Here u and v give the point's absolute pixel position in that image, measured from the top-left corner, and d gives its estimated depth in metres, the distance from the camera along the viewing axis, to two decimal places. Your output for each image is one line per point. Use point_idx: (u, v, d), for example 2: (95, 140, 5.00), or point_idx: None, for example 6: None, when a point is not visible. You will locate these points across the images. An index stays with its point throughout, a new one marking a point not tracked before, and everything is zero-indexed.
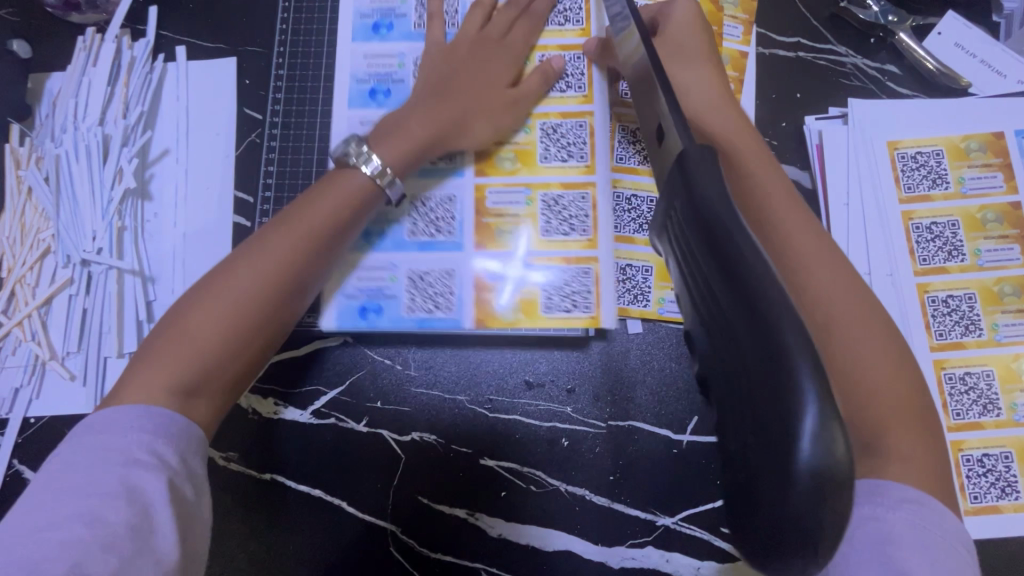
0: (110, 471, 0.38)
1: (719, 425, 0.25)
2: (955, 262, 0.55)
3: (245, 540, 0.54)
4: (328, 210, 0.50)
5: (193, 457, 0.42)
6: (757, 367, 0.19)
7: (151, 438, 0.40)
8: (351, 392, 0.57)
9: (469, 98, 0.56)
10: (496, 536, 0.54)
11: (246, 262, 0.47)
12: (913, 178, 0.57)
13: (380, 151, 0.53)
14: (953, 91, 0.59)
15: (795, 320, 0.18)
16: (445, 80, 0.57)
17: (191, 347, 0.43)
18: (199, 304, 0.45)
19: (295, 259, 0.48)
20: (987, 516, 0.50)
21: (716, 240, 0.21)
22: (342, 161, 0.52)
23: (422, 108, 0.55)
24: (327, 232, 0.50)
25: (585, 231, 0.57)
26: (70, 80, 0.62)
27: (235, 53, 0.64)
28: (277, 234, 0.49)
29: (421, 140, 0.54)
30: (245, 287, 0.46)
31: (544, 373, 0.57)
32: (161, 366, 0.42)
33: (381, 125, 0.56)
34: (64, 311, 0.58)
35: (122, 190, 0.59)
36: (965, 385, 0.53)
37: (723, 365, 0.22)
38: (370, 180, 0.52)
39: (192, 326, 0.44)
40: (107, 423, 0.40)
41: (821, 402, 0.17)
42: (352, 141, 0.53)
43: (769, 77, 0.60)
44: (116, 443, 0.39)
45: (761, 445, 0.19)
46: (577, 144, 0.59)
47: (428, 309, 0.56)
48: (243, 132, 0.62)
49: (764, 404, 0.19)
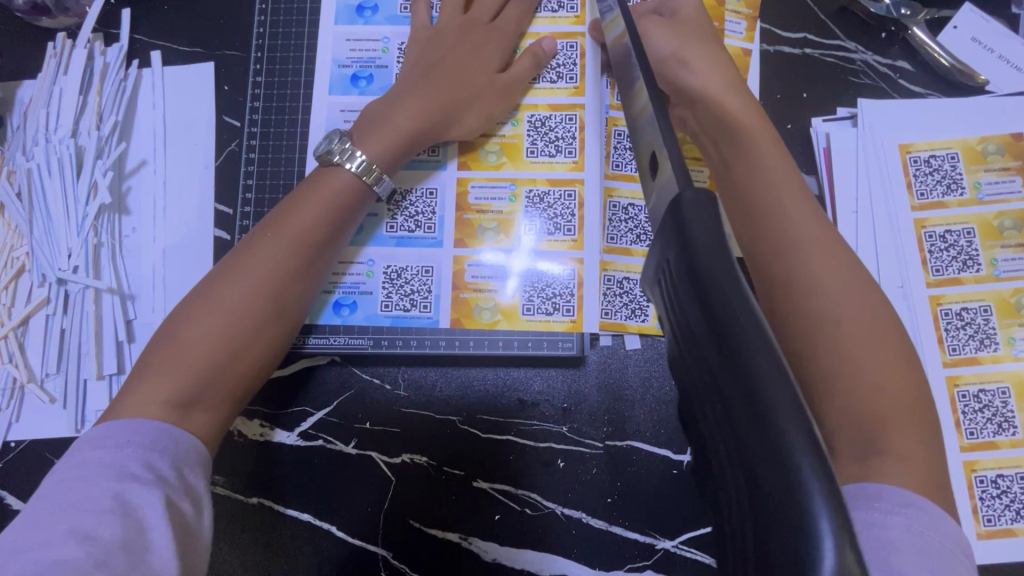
0: (104, 487, 0.35)
1: (714, 493, 0.23)
2: (970, 272, 0.53)
3: (233, 568, 0.53)
4: (318, 211, 0.48)
5: (191, 468, 0.39)
6: (767, 486, 0.17)
7: (147, 452, 0.37)
8: (339, 413, 0.55)
9: (457, 86, 0.54)
10: (490, 561, 0.53)
11: (235, 270, 0.45)
12: (926, 183, 0.54)
13: (363, 145, 0.51)
14: (969, 89, 0.56)
15: (801, 425, 0.15)
16: (431, 66, 0.54)
17: (183, 361, 0.41)
18: (191, 318, 0.43)
19: (286, 265, 0.46)
20: (1002, 540, 0.48)
21: (714, 315, 0.18)
22: (326, 161, 0.50)
23: (407, 92, 0.53)
24: (317, 234, 0.48)
25: (569, 230, 0.56)
26: (41, 89, 0.59)
27: (212, 57, 0.61)
28: (265, 239, 0.46)
29: (408, 133, 0.52)
30: (237, 296, 0.44)
31: (538, 392, 0.55)
32: (154, 384, 0.40)
33: (363, 116, 0.53)
34: (41, 332, 0.56)
35: (97, 206, 0.57)
36: (979, 403, 0.51)
37: (722, 454, 0.20)
38: (355, 177, 0.49)
39: (184, 340, 0.42)
40: (98, 440, 0.38)
41: (841, 552, 0.14)
42: (335, 135, 0.51)
43: (775, 76, 0.57)
44: (110, 458, 0.37)
45: (763, 571, 0.17)
46: (565, 138, 0.57)
47: (404, 308, 0.56)
48: (222, 141, 0.60)
49: (771, 527, 0.17)
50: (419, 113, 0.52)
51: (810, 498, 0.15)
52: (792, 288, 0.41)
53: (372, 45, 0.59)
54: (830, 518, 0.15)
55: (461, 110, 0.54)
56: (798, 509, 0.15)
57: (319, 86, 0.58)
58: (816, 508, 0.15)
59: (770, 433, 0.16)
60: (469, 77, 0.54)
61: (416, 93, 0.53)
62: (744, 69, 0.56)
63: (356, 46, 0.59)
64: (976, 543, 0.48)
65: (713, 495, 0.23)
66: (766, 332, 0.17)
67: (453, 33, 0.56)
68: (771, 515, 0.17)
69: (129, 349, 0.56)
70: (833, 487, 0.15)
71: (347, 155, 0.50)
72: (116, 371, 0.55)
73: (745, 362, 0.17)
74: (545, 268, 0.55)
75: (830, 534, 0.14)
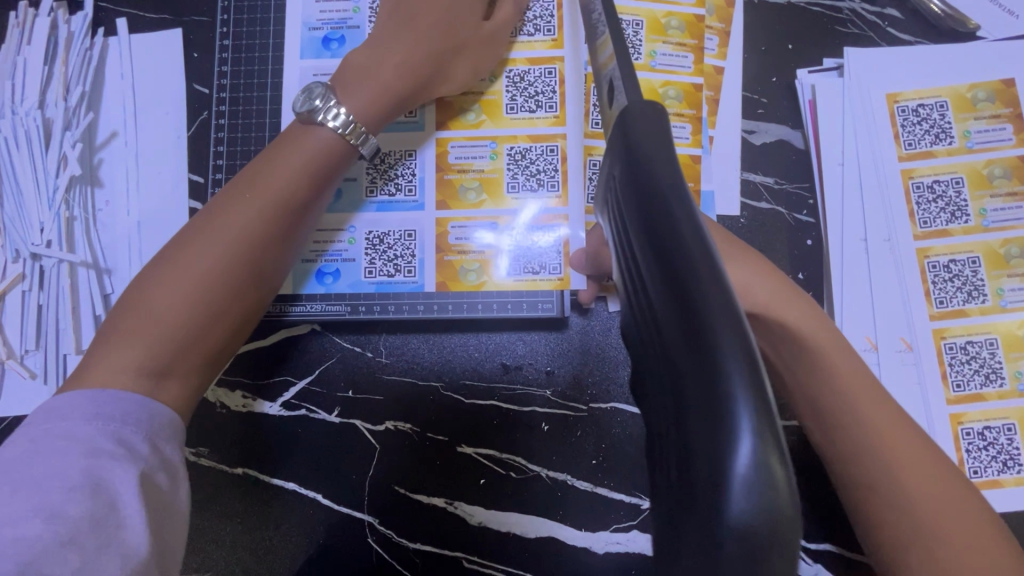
0: (73, 464, 0.34)
1: (653, 424, 0.23)
2: (958, 224, 0.52)
3: (220, 538, 0.53)
4: (295, 172, 0.46)
5: (165, 444, 0.38)
6: (690, 386, 0.16)
7: (118, 426, 0.36)
8: (322, 382, 0.55)
9: (440, 32, 0.50)
10: (477, 524, 0.53)
11: (207, 232, 0.43)
12: (914, 133, 0.53)
13: (348, 100, 0.48)
14: (959, 35, 0.54)
15: (732, 326, 0.15)
16: (411, 9, 0.51)
17: (155, 324, 0.40)
18: (162, 280, 0.41)
19: (261, 229, 0.44)
20: (988, 491, 0.48)
21: (652, 216, 0.17)
22: (307, 119, 0.47)
23: (388, 43, 0.50)
24: (295, 197, 0.46)
25: (553, 186, 0.55)
26: (4, 61, 0.57)
27: (180, 24, 0.59)
28: (239, 201, 0.44)
29: (393, 89, 0.49)
30: (209, 259, 0.42)
31: (522, 355, 0.54)
32: (126, 346, 0.39)
33: (342, 67, 0.50)
34: (17, 308, 0.55)
35: (68, 178, 0.55)
36: (966, 355, 0.50)
37: (656, 369, 0.20)
38: (339, 137, 0.47)
39: (154, 303, 0.41)
40: (70, 408, 0.36)
41: (758, 439, 0.14)
42: (317, 87, 0.48)
43: (759, 26, 0.55)
44: (76, 432, 0.35)
45: (692, 484, 0.17)
46: (545, 93, 0.55)
47: (388, 274, 0.55)
48: (194, 110, 0.58)
49: (694, 438, 0.16)
50: (404, 67, 0.49)
51: (734, 401, 0.14)
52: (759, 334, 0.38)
53: (341, 5, 0.57)
54: (749, 406, 0.14)
55: (450, 66, 0.52)
56: (721, 412, 0.15)
57: (290, 49, 0.57)
58: (737, 395, 0.14)
59: (696, 328, 0.15)
60: (455, 26, 0.51)
61: (398, 46, 0.50)
62: (726, 21, 0.55)
63: (326, 7, 0.57)
64: None
65: (649, 418, 0.24)
66: (700, 227, 0.17)
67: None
68: (693, 414, 0.16)
69: None
70: (759, 384, 0.15)
71: (330, 113, 0.47)
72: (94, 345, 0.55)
73: (678, 258, 0.16)
74: (537, 244, 0.54)
75: (748, 422, 0.14)
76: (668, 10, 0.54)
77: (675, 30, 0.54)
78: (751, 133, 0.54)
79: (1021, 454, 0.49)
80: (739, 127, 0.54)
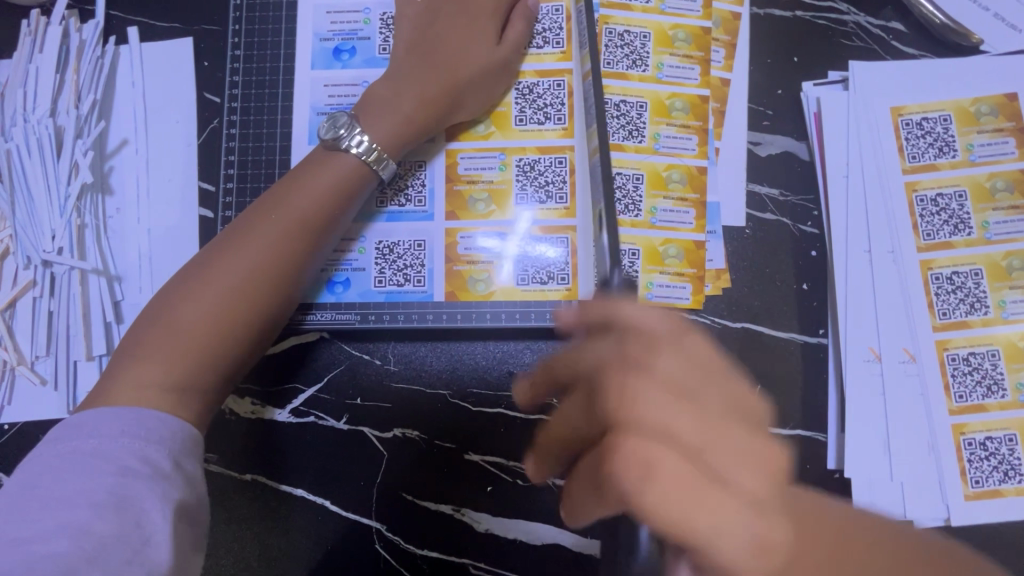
0: (101, 480, 0.34)
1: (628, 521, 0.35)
2: (962, 236, 0.52)
3: (229, 542, 0.53)
4: (321, 193, 0.47)
5: (187, 458, 0.38)
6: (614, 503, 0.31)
7: (144, 444, 0.37)
8: (330, 389, 0.55)
9: (461, 59, 0.52)
10: (483, 531, 0.53)
11: (231, 250, 0.44)
12: (917, 146, 0.53)
13: (369, 128, 0.49)
14: (961, 49, 0.55)
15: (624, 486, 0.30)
16: (431, 40, 0.53)
17: (177, 337, 0.41)
18: (185, 293, 0.42)
19: (285, 248, 0.45)
20: (989, 500, 0.49)
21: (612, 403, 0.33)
22: (331, 145, 0.49)
23: (407, 75, 0.51)
24: (320, 215, 0.46)
25: (562, 198, 0.55)
26: (17, 69, 0.57)
27: (191, 33, 0.59)
28: (266, 219, 0.45)
29: (414, 117, 0.50)
30: (233, 277, 0.43)
31: (528, 364, 0.55)
32: (149, 358, 0.40)
33: (366, 96, 0.51)
34: (29, 314, 0.55)
35: (79, 185, 0.56)
36: (969, 366, 0.51)
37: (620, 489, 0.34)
38: (359, 160, 0.48)
39: (180, 318, 0.41)
40: (96, 424, 0.37)
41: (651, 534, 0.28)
42: (340, 116, 0.49)
43: (764, 40, 0.56)
44: (105, 449, 0.35)
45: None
46: (554, 104, 0.56)
47: (397, 284, 0.55)
48: (204, 118, 0.59)
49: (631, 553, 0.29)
50: (425, 95, 0.51)
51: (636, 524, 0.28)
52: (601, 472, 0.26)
53: (353, 16, 0.57)
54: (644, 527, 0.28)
55: (465, 94, 0.53)
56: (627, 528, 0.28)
57: (300, 59, 0.57)
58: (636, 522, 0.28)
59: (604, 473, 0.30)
60: (470, 56, 0.52)
61: (417, 77, 0.51)
62: (732, 33, 0.55)
63: (338, 18, 0.57)
64: (965, 504, 0.50)
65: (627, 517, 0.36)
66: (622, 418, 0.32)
67: (451, 5, 0.54)
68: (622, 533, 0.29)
69: (118, 330, 0.56)
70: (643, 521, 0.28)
71: (354, 140, 0.48)
72: (105, 352, 0.55)
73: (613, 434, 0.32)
74: (541, 250, 0.54)
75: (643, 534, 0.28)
76: (675, 23, 0.55)
77: (681, 43, 0.55)
78: (756, 145, 0.55)
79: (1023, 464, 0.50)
80: (745, 139, 0.55)
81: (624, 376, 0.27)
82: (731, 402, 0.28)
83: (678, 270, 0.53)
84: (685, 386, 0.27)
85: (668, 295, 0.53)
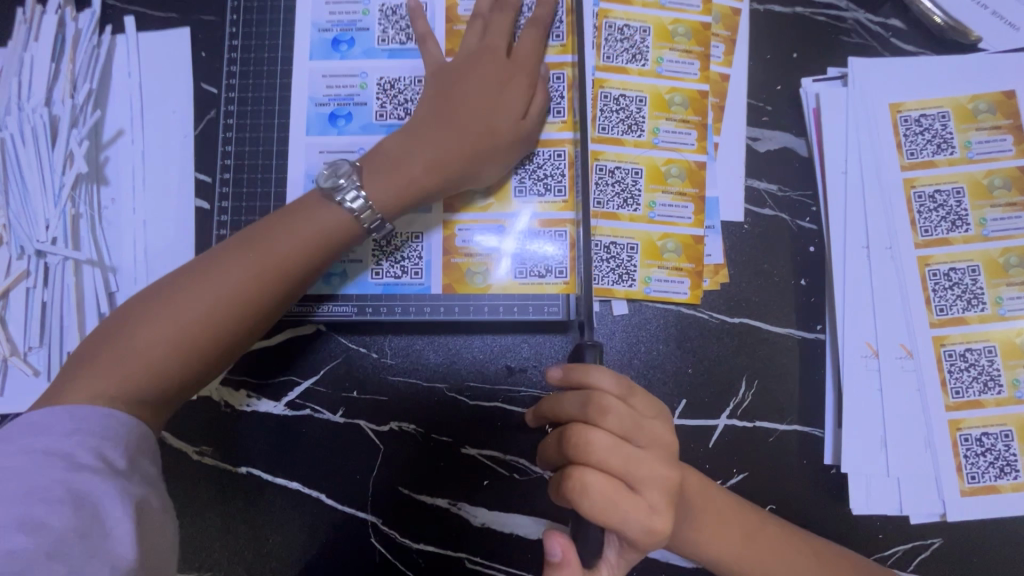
0: (53, 476, 0.33)
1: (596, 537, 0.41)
2: (959, 233, 0.52)
3: (222, 535, 0.53)
4: (303, 238, 0.45)
5: (141, 457, 0.38)
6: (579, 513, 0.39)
7: (98, 440, 0.36)
8: (326, 382, 0.55)
9: (478, 122, 0.49)
10: (479, 525, 0.53)
11: (198, 283, 0.42)
12: (916, 143, 0.54)
13: (369, 185, 0.47)
14: (960, 47, 0.55)
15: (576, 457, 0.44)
16: (454, 101, 0.50)
17: (131, 359, 0.40)
18: (150, 315, 0.41)
19: (252, 293, 0.43)
20: (984, 496, 0.50)
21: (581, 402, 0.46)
22: (327, 195, 0.46)
23: (414, 135, 0.49)
24: (298, 262, 0.45)
25: (560, 191, 0.54)
26: (11, 57, 0.57)
27: (188, 23, 0.59)
28: (246, 257, 0.44)
29: (420, 181, 0.48)
30: (192, 312, 0.41)
31: (526, 359, 0.55)
32: (101, 372, 0.39)
33: (376, 151, 0.49)
34: (21, 305, 0.55)
35: (74, 175, 0.55)
36: (965, 362, 0.51)
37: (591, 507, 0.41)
38: (351, 218, 0.46)
39: (133, 341, 0.40)
40: (45, 425, 0.36)
41: None
42: (342, 166, 0.47)
43: (764, 36, 0.56)
44: (58, 445, 0.35)
45: None
46: (554, 97, 0.54)
47: (395, 275, 0.54)
48: (201, 108, 0.58)
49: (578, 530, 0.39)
50: (435, 160, 0.48)
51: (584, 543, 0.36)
52: (558, 484, 0.39)
53: (352, 7, 0.57)
54: None
55: (480, 157, 0.50)
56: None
57: (298, 51, 0.57)
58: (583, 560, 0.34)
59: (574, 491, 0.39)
60: (488, 119, 0.49)
61: (423, 136, 0.49)
62: (732, 29, 0.55)
63: (336, 9, 0.57)
64: (961, 500, 0.50)
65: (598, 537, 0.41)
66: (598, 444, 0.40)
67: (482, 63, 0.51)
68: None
69: None
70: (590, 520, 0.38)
71: (349, 194, 0.46)
72: None
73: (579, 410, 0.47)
74: (539, 248, 0.53)
75: None
76: (675, 17, 0.55)
77: (681, 37, 0.55)
78: (755, 140, 0.55)
79: (1019, 461, 0.50)
80: (744, 134, 0.55)
81: (582, 428, 0.39)
82: (659, 442, 0.41)
83: (677, 265, 0.53)
84: (628, 434, 0.40)
85: (664, 290, 0.53)
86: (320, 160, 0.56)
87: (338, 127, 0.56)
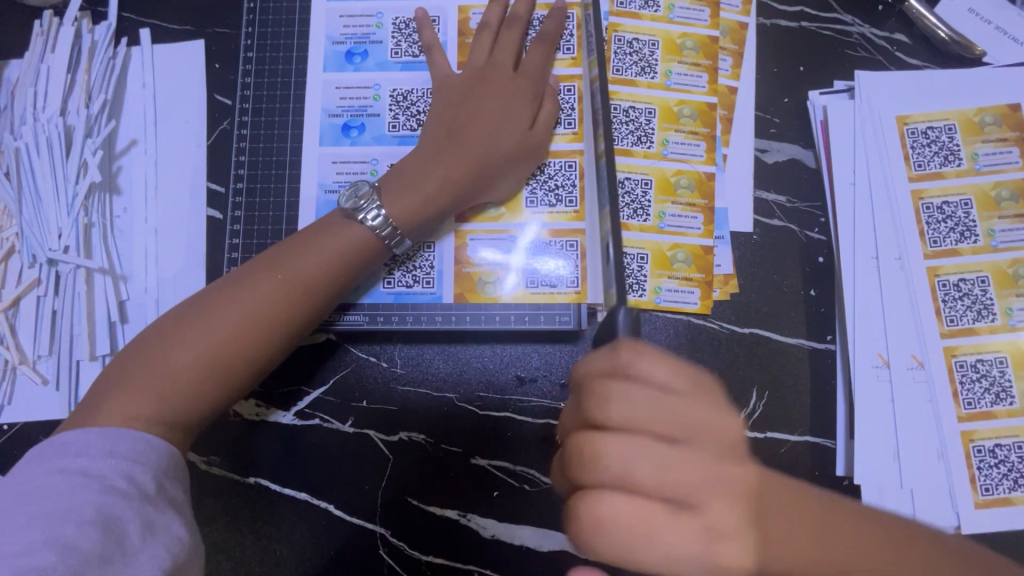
0: (85, 498, 0.34)
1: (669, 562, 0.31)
2: (968, 243, 0.53)
3: (229, 548, 0.53)
4: (329, 258, 0.45)
5: (171, 482, 0.38)
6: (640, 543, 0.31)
7: (130, 464, 0.36)
8: (336, 392, 0.55)
9: (492, 144, 0.50)
10: (489, 537, 0.52)
11: (226, 304, 0.42)
12: (923, 155, 0.54)
13: (390, 205, 0.47)
14: (964, 61, 0.56)
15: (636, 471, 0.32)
16: (466, 121, 0.50)
17: (163, 380, 0.40)
18: (178, 335, 0.41)
19: (282, 311, 0.43)
20: (1000, 508, 0.49)
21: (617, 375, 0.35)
22: (350, 215, 0.47)
23: (436, 155, 0.49)
24: (323, 283, 0.45)
25: (571, 201, 0.54)
26: (28, 69, 0.58)
27: (203, 35, 0.60)
28: (272, 276, 0.44)
29: (440, 205, 0.49)
30: (222, 333, 0.41)
31: (536, 368, 0.55)
32: (132, 394, 0.39)
33: (392, 170, 0.50)
34: (33, 313, 0.55)
35: (87, 185, 0.56)
36: (977, 373, 0.51)
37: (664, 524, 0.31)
38: (371, 233, 0.47)
39: (167, 362, 0.40)
40: (83, 445, 0.36)
41: None
42: (362, 184, 0.48)
43: (770, 49, 0.57)
44: (92, 467, 0.35)
45: None
46: (565, 109, 0.55)
47: (406, 285, 0.54)
48: (214, 119, 0.59)
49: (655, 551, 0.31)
50: (452, 184, 0.49)
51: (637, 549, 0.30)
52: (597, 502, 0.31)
53: (365, 21, 0.58)
54: None
55: (493, 177, 0.50)
56: None
57: (311, 63, 0.58)
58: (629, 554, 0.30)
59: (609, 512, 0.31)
60: (503, 141, 0.50)
61: (445, 157, 0.49)
62: (740, 42, 0.56)
63: (350, 23, 0.58)
64: (975, 512, 0.49)
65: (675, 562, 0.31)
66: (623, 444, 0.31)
67: (491, 84, 0.52)
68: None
69: (122, 330, 0.55)
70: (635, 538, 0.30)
71: (371, 212, 0.47)
72: (108, 353, 0.55)
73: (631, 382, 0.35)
74: (548, 257, 0.54)
75: None
76: (683, 31, 0.56)
77: (689, 51, 0.56)
78: (763, 151, 0.56)
79: None
80: (753, 146, 0.55)
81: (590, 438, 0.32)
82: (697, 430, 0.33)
83: (687, 275, 0.53)
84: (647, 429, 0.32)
85: (675, 300, 0.53)
86: (333, 171, 0.56)
87: (351, 138, 0.56)
